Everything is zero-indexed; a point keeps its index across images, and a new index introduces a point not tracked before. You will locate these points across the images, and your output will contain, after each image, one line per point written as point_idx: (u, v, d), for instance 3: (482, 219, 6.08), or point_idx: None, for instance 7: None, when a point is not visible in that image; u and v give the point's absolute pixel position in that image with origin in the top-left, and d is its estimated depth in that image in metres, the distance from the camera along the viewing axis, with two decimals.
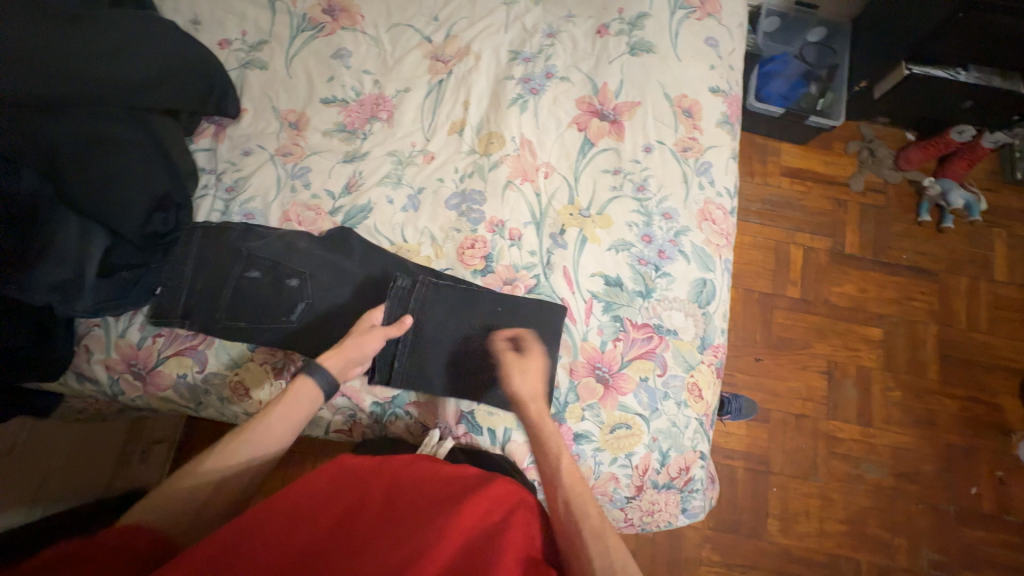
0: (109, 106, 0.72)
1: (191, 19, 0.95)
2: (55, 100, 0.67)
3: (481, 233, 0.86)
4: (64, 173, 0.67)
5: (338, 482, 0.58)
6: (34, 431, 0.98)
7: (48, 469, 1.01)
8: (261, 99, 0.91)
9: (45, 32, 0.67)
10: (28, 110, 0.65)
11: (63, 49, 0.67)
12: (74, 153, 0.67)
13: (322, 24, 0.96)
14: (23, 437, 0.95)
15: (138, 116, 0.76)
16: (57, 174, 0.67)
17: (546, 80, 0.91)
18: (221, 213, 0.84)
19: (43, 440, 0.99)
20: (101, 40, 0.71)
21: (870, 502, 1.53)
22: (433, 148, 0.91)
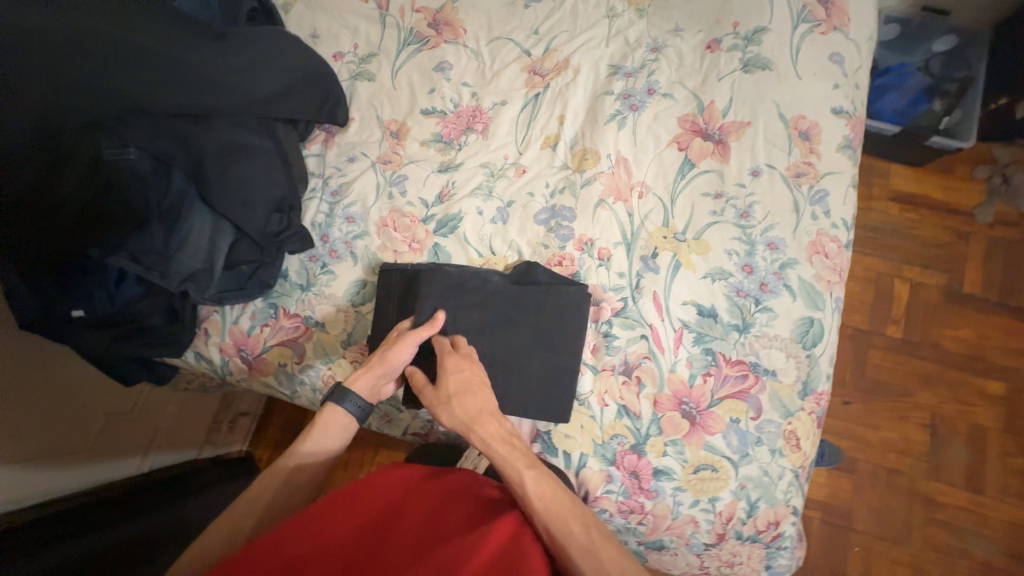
0: (245, 117, 0.80)
1: (311, 32, 1.02)
2: (205, 112, 0.75)
3: (569, 250, 0.84)
4: (206, 177, 0.75)
5: (366, 496, 0.60)
6: (151, 395, 1.11)
7: (156, 429, 1.13)
8: (367, 109, 0.96)
9: (196, 51, 0.75)
10: (183, 121, 0.74)
11: (212, 65, 0.75)
12: (217, 158, 0.75)
13: (426, 37, 1.00)
14: (142, 399, 1.09)
15: (266, 125, 0.83)
16: (200, 175, 0.75)
17: (647, 97, 0.88)
18: (326, 215, 0.91)
19: (154, 404, 1.12)
20: (243, 56, 0.79)
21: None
22: (525, 162, 0.91)
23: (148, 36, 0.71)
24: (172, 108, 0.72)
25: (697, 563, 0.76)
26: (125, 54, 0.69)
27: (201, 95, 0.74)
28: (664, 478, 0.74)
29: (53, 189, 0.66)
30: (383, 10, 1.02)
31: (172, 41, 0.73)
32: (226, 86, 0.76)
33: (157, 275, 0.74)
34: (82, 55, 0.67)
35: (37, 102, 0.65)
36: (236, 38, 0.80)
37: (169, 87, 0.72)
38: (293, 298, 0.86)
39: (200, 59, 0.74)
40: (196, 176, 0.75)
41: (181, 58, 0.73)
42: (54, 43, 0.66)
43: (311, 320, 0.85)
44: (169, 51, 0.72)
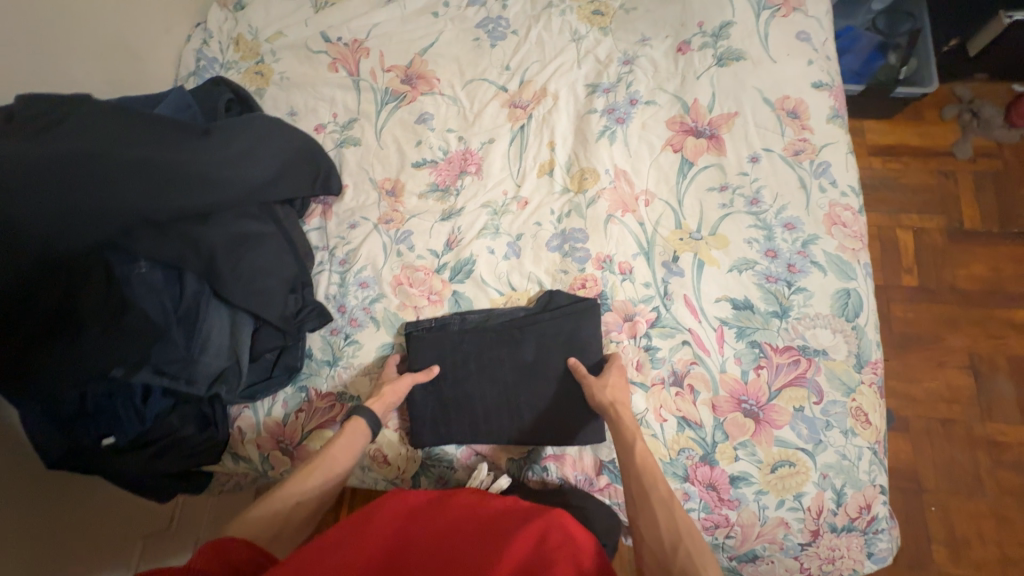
0: (247, 205, 0.79)
1: (289, 111, 1.03)
2: (209, 209, 0.74)
3: (590, 271, 0.83)
4: (218, 273, 0.73)
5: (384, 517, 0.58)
6: (184, 507, 1.05)
7: (193, 541, 1.07)
8: (359, 173, 0.96)
9: (189, 150, 0.74)
10: (186, 223, 0.72)
11: (206, 162, 0.74)
12: (227, 253, 0.74)
13: (402, 94, 1.01)
14: (176, 513, 1.03)
15: (267, 210, 0.82)
16: (213, 273, 0.73)
17: (631, 108, 0.89)
18: (339, 285, 0.89)
19: (190, 515, 1.06)
20: (234, 146, 0.79)
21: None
22: (525, 194, 0.91)
23: (138, 145, 0.70)
24: (173, 212, 0.70)
25: (797, 568, 0.72)
26: (116, 169, 0.67)
27: (201, 194, 0.73)
28: (744, 484, 0.71)
29: (72, 320, 0.64)
30: (356, 76, 1.04)
31: (161, 145, 0.72)
32: (224, 180, 0.75)
33: (183, 382, 0.72)
34: (73, 179, 0.64)
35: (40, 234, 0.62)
36: (222, 131, 0.80)
37: (168, 192, 0.70)
38: (323, 376, 0.84)
39: (195, 158, 0.73)
40: (207, 274, 0.73)
41: (176, 161, 0.72)
42: (39, 167, 0.63)
43: (346, 395, 0.82)
44: (162, 155, 0.71)
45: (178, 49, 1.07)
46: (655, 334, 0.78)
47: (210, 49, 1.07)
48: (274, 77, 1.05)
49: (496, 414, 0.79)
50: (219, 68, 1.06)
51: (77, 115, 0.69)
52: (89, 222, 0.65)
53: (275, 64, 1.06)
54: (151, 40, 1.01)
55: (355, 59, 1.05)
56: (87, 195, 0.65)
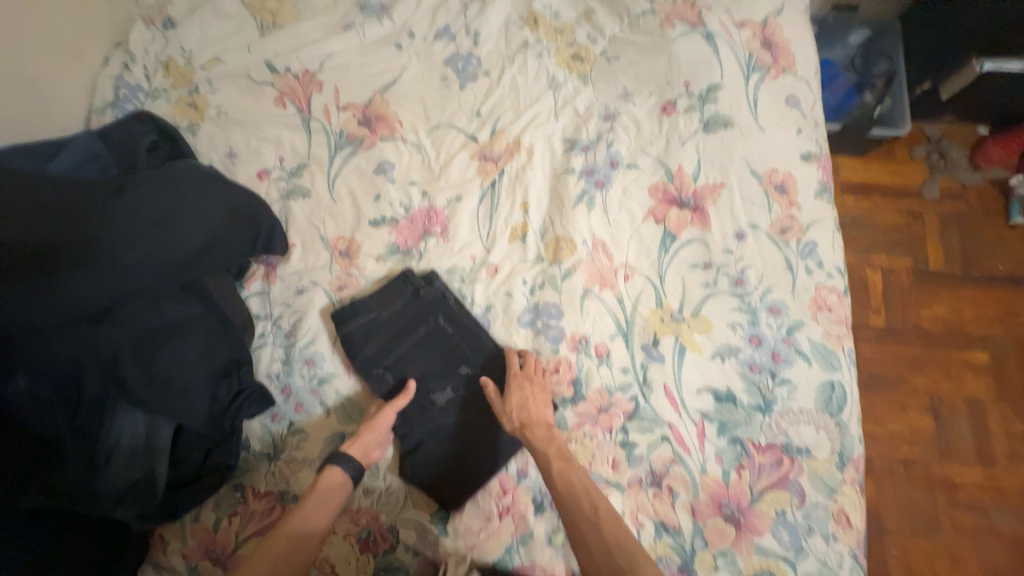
0: (167, 285, 0.68)
1: (227, 151, 0.90)
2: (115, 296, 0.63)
3: (564, 353, 0.76)
4: (128, 375, 0.62)
5: None
6: None
7: None
8: (308, 230, 0.85)
9: (91, 226, 0.63)
10: (83, 321, 0.61)
11: (112, 241, 0.63)
12: (138, 352, 0.64)
13: (359, 138, 0.90)
14: None
15: (193, 290, 0.70)
16: (120, 375, 0.62)
17: (611, 171, 0.82)
18: (283, 362, 0.79)
19: None
20: (150, 216, 0.67)
21: (1007, 555, 1.34)
22: (495, 260, 0.83)
23: (25, 226, 0.59)
24: (70, 308, 0.60)
25: None
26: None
27: (105, 282, 0.62)
28: None
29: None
30: (306, 114, 0.92)
31: (54, 224, 0.61)
32: (139, 261, 0.65)
33: (82, 501, 0.60)
34: None
35: None
36: (139, 190, 0.69)
37: (64, 283, 0.59)
38: (262, 473, 0.73)
39: (100, 236, 0.62)
40: (114, 375, 0.62)
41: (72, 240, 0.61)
42: None
43: (288, 495, 0.72)
44: (57, 238, 0.60)
45: (93, 74, 0.92)
46: (633, 426, 0.72)
47: (132, 75, 0.92)
48: (210, 111, 0.92)
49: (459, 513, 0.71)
50: (144, 97, 0.92)
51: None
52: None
53: (211, 95, 0.93)
54: (57, 66, 0.86)
55: (305, 93, 0.93)
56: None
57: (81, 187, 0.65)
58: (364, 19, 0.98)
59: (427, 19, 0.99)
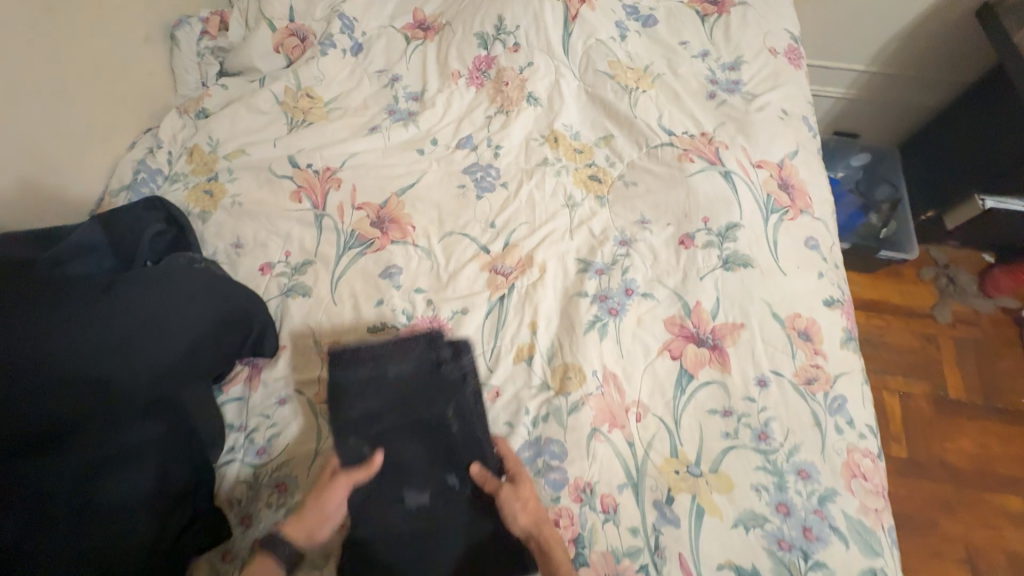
0: (128, 406, 0.61)
1: (234, 242, 0.88)
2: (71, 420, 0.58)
3: (565, 502, 0.68)
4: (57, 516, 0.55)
5: None
6: None
7: None
8: (302, 332, 0.81)
9: (61, 342, 0.60)
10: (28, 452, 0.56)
11: (86, 356, 0.60)
12: (77, 486, 0.57)
13: (370, 239, 0.89)
14: None
15: (156, 409, 0.63)
16: (50, 515, 0.55)
17: (626, 298, 0.78)
18: (249, 484, 0.70)
19: None
20: (128, 325, 0.63)
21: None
22: (497, 381, 0.77)
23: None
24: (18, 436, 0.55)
25: None
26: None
27: (63, 405, 0.58)
28: None
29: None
30: (320, 210, 0.91)
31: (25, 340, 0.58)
32: (106, 379, 0.61)
33: None
34: None
35: None
36: (123, 294, 0.65)
37: (21, 408, 0.56)
38: None
39: (69, 353, 0.60)
40: (46, 514, 0.55)
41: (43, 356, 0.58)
42: None
43: None
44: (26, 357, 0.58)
45: (117, 157, 0.94)
46: None
47: (155, 160, 0.94)
48: (225, 200, 0.91)
49: None
50: (162, 181, 0.93)
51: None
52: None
53: (229, 184, 0.93)
54: (81, 151, 0.87)
55: (323, 190, 0.93)
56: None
57: (68, 292, 0.62)
58: (391, 124, 1.02)
59: (452, 128, 1.03)
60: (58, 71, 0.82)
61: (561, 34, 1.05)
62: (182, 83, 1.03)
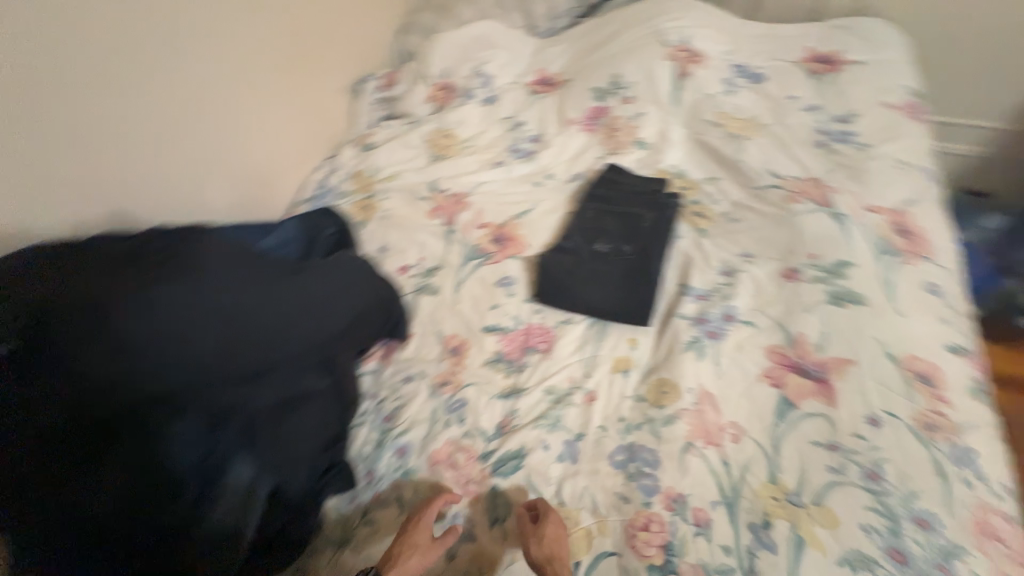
0: (310, 355, 0.77)
1: (380, 246, 1.08)
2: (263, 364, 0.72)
3: (656, 509, 0.70)
4: (257, 439, 0.69)
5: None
6: None
7: None
8: (429, 323, 0.95)
9: (275, 302, 0.74)
10: (246, 379, 0.70)
11: (289, 316, 0.75)
12: (273, 416, 0.71)
13: (490, 252, 1.03)
14: None
15: (326, 366, 0.80)
16: (254, 435, 0.69)
17: (726, 323, 0.82)
18: (374, 444, 0.82)
19: None
20: (320, 298, 0.79)
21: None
22: (593, 386, 0.83)
23: (240, 297, 0.71)
24: (243, 366, 0.70)
25: None
26: (188, 323, 0.66)
27: (273, 350, 0.72)
28: None
29: (97, 474, 0.60)
30: (450, 227, 1.09)
31: (254, 296, 0.72)
32: (302, 336, 0.76)
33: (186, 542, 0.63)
34: (161, 327, 0.64)
35: (104, 376, 0.61)
36: (318, 272, 0.82)
37: (248, 347, 0.70)
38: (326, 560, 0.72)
39: (280, 312, 0.74)
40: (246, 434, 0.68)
41: (249, 312, 0.71)
42: (133, 311, 0.64)
43: None
44: (252, 309, 0.72)
45: (306, 176, 1.22)
46: None
47: (331, 180, 1.19)
48: (378, 213, 1.13)
49: None
50: (334, 196, 1.17)
51: (154, 263, 0.70)
52: (150, 377, 0.63)
53: (382, 202, 1.14)
54: (282, 169, 1.15)
55: (454, 210, 1.11)
56: (152, 351, 0.63)
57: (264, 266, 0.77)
58: (513, 160, 1.20)
59: (565, 166, 1.18)
60: (276, 107, 1.12)
61: (671, 90, 1.19)
62: (356, 124, 1.32)
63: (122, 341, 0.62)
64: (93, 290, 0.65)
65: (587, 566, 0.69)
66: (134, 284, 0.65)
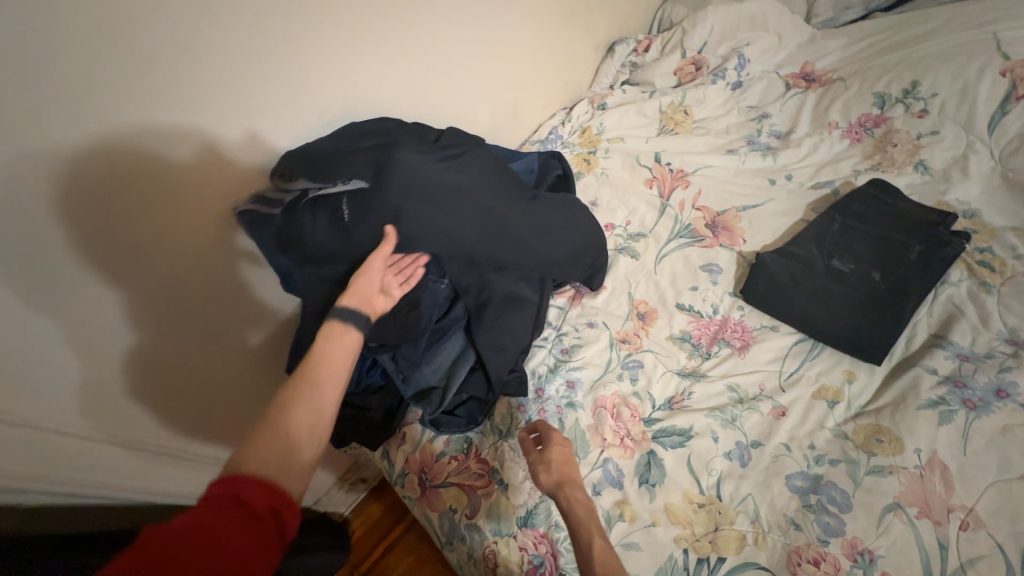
0: (533, 269, 0.83)
1: (592, 199, 1.12)
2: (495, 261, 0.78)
3: (833, 551, 0.64)
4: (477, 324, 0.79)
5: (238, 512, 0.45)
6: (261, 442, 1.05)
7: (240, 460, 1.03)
8: (622, 283, 0.97)
9: (521, 213, 0.80)
10: (486, 268, 0.79)
11: (530, 229, 0.80)
12: (495, 310, 0.79)
13: (702, 235, 1.00)
14: None
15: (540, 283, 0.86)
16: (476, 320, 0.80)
17: (994, 397, 0.69)
18: (548, 368, 0.87)
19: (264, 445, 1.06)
20: (553, 222, 0.84)
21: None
22: (786, 402, 0.77)
23: (498, 200, 0.78)
24: (486, 259, 0.78)
25: None
26: (456, 205, 0.74)
27: (510, 254, 0.79)
28: None
29: None
30: (665, 199, 1.08)
31: (508, 203, 0.79)
32: (533, 249, 0.81)
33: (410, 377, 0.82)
34: (440, 207, 0.72)
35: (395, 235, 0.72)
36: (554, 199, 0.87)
37: (494, 245, 0.77)
38: (489, 440, 0.81)
39: (524, 222, 0.80)
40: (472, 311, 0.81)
41: (499, 213, 0.77)
42: (425, 188, 0.72)
43: (497, 475, 0.78)
44: (505, 213, 0.78)
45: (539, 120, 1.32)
46: None
47: (561, 129, 1.27)
48: (596, 169, 1.16)
49: None
50: (560, 144, 1.25)
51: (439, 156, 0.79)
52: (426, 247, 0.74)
53: (603, 159, 1.18)
54: (527, 107, 1.26)
55: (672, 184, 1.09)
56: (430, 226, 0.73)
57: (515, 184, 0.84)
58: (749, 150, 1.12)
59: (810, 169, 1.06)
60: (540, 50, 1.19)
61: (991, 113, 0.97)
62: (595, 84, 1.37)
63: (411, 205, 0.71)
64: (391, 156, 0.72)
65: (730, 565, 0.66)
66: (424, 164, 0.73)
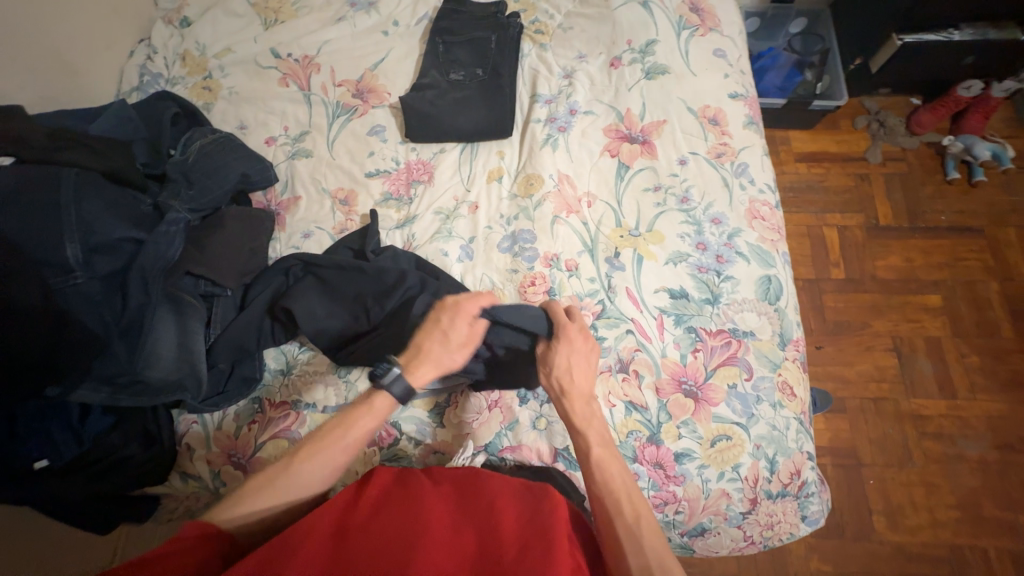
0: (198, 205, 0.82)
1: (238, 124, 1.02)
2: (132, 223, 0.73)
3: (539, 269, 0.87)
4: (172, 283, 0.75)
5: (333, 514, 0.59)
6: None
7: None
8: (311, 184, 0.97)
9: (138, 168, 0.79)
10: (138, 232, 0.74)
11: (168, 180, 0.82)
12: (184, 260, 0.76)
13: (354, 107, 1.04)
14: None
15: (217, 217, 0.83)
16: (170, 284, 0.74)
17: (570, 117, 0.96)
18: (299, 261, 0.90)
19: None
20: (190, 168, 0.84)
21: (979, 525, 1.32)
22: (474, 197, 0.95)
23: (103, 167, 0.75)
24: (129, 221, 0.73)
25: (741, 536, 0.77)
26: (33, 196, 0.66)
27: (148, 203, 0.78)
28: (687, 460, 0.75)
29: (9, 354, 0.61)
30: (306, 91, 1.05)
31: (116, 163, 0.76)
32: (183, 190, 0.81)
33: (149, 390, 0.72)
34: (16, 203, 0.65)
35: None
36: (181, 151, 0.87)
37: (125, 206, 0.74)
38: (277, 385, 0.82)
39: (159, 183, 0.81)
40: (164, 283, 0.74)
41: (93, 178, 0.72)
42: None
43: (301, 403, 0.80)
44: (121, 176, 0.76)
45: (120, 66, 1.07)
46: (600, 322, 0.83)
47: (155, 65, 1.07)
48: (223, 92, 1.05)
49: (453, 407, 0.80)
50: (164, 83, 1.06)
51: None
52: (38, 245, 0.65)
53: (223, 79, 1.06)
54: (91, 55, 1.01)
55: (305, 74, 1.07)
56: (17, 220, 0.64)
57: (102, 161, 0.75)
58: (354, 12, 1.13)
59: (408, 9, 1.14)
60: None
61: None
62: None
63: None
64: None
65: None
66: None
